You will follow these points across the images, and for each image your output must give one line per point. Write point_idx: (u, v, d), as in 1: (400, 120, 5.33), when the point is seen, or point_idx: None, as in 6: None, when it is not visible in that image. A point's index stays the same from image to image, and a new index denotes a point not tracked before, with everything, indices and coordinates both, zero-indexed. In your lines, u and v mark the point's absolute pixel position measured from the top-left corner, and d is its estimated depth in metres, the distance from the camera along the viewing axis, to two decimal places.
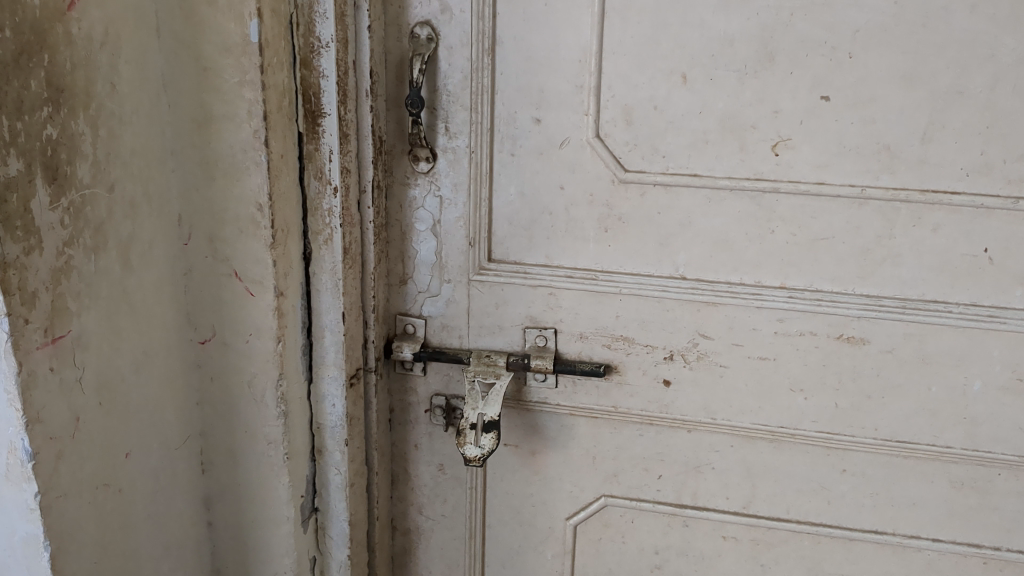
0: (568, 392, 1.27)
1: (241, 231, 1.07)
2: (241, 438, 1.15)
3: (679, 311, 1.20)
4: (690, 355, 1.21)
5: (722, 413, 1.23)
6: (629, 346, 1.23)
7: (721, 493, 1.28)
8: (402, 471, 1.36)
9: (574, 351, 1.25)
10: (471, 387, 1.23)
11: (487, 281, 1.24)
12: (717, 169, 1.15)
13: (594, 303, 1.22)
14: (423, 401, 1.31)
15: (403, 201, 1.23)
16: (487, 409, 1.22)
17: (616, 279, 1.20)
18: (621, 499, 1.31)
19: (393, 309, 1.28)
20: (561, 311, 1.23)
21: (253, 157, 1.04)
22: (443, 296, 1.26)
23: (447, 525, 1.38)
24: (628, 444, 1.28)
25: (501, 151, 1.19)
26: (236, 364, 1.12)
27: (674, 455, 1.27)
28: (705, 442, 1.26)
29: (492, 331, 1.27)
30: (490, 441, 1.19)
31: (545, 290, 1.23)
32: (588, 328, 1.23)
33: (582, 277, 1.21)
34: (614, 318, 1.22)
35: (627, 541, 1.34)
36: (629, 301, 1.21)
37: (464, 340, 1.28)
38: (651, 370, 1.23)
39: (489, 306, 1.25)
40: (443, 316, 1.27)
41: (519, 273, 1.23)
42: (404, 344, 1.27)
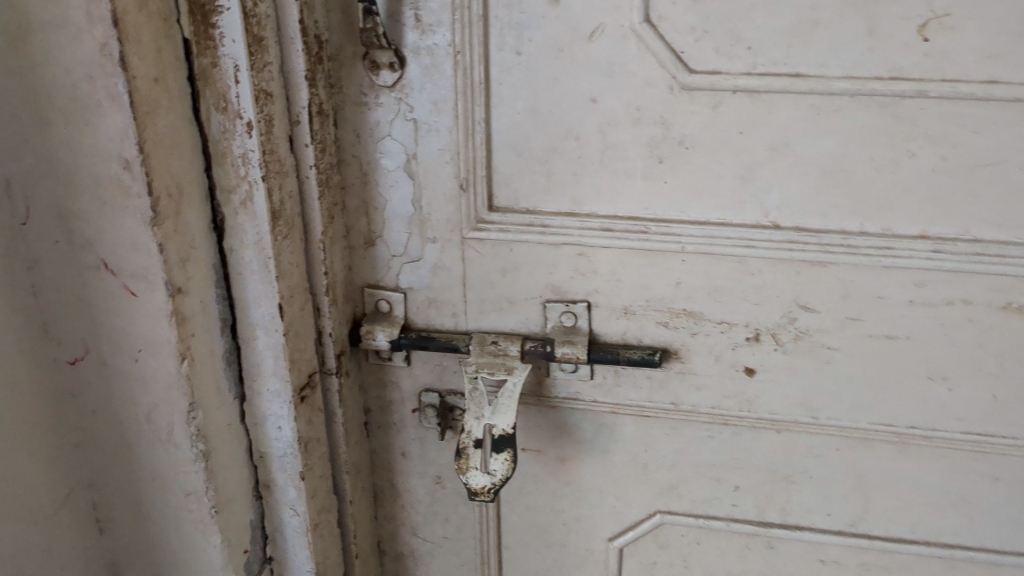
0: (609, 385, 0.91)
1: (104, 201, 0.68)
2: (148, 489, 0.81)
3: (769, 274, 0.83)
4: (784, 334, 0.85)
5: (827, 412, 0.88)
6: (694, 324, 0.86)
7: (821, 508, 0.94)
8: (388, 485, 1.02)
9: (616, 332, 0.88)
10: (472, 387, 0.88)
11: (489, 239, 0.86)
12: (831, 65, 0.75)
13: (643, 265, 0.85)
14: (410, 400, 0.96)
15: (359, 128, 0.84)
16: (496, 420, 0.87)
17: (675, 232, 0.83)
18: (682, 516, 0.98)
19: (358, 281, 0.91)
20: (595, 278, 0.86)
21: (105, 88, 0.64)
22: (426, 261, 0.89)
23: (451, 549, 1.05)
24: (692, 449, 0.94)
25: (501, 50, 0.79)
26: (125, 391, 0.76)
27: (756, 461, 0.93)
28: (800, 446, 0.91)
29: (499, 308, 0.90)
30: (504, 466, 0.86)
31: (573, 249, 0.85)
32: (635, 302, 0.86)
33: (626, 230, 0.84)
34: (673, 286, 0.85)
35: (690, 566, 1.01)
36: (696, 262, 0.84)
37: (460, 320, 0.91)
38: (726, 356, 0.87)
39: (493, 273, 0.88)
40: (429, 288, 0.90)
41: (535, 226, 0.85)
42: (377, 329, 0.91)
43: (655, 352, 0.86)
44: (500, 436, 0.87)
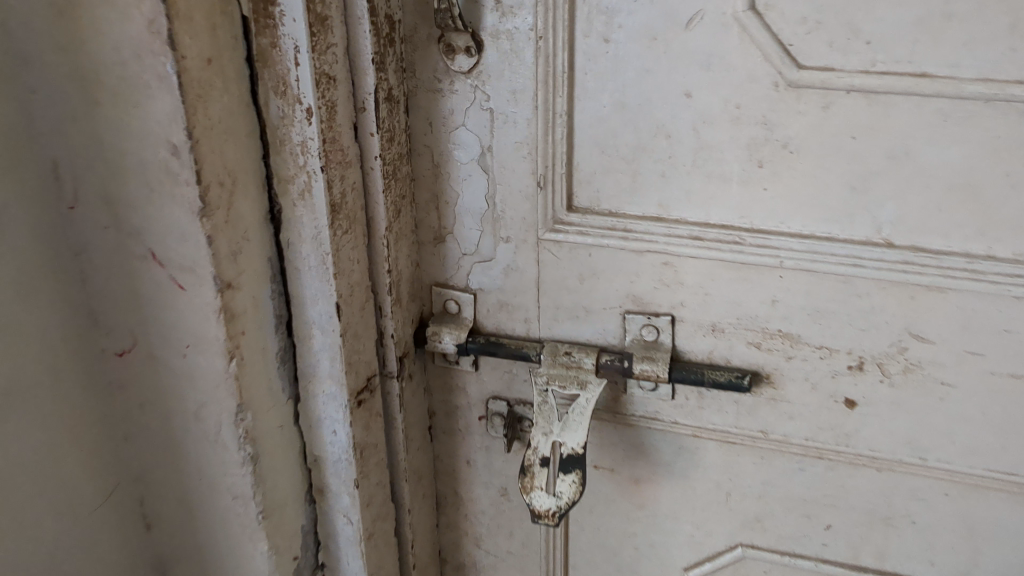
0: (692, 407, 0.83)
1: (152, 188, 0.64)
2: (195, 488, 0.77)
3: (879, 297, 0.74)
4: (892, 365, 0.76)
5: (936, 453, 0.78)
6: (790, 347, 0.78)
7: (923, 557, 0.85)
8: (451, 493, 0.97)
9: (701, 351, 0.80)
10: (542, 399, 0.82)
11: (566, 242, 0.80)
12: (964, 65, 0.65)
13: (735, 280, 0.77)
14: (477, 407, 0.90)
15: (433, 117, 0.79)
16: (565, 438, 0.81)
17: (773, 244, 0.75)
18: (765, 551, 0.90)
19: (426, 278, 0.86)
20: (681, 291, 0.79)
21: (152, 69, 0.60)
22: (499, 262, 0.82)
23: (516, 564, 0.99)
24: (780, 481, 0.86)
25: (588, 36, 0.72)
26: (173, 387, 0.73)
27: (851, 499, 0.84)
28: (903, 487, 0.82)
29: (574, 316, 0.83)
30: (571, 489, 0.80)
31: (658, 257, 0.78)
32: (725, 319, 0.78)
33: (718, 240, 0.76)
34: (768, 304, 0.77)
35: None
36: (795, 279, 0.75)
37: (532, 326, 0.85)
38: (824, 384, 0.79)
39: (569, 279, 0.81)
40: (501, 291, 0.84)
41: (618, 230, 0.78)
42: (444, 331, 0.85)
43: (744, 375, 0.79)
44: (568, 455, 0.80)
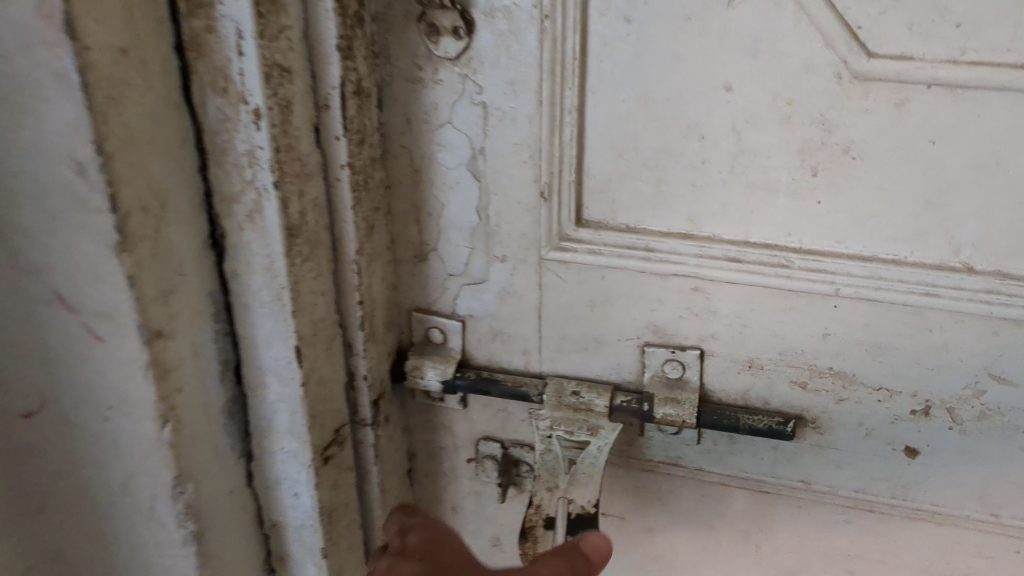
0: (719, 453, 0.71)
1: (55, 216, 0.49)
2: (129, 567, 0.63)
3: (954, 332, 0.61)
4: (964, 410, 0.64)
5: (1010, 509, 0.66)
6: (841, 387, 0.65)
7: None
8: None
9: (734, 390, 0.68)
10: (545, 449, 0.69)
11: (575, 262, 0.66)
12: None
13: (778, 309, 0.64)
14: (466, 448, 0.77)
15: (412, 112, 0.64)
16: (574, 494, 0.67)
17: (828, 268, 0.61)
18: None
19: (406, 302, 0.72)
20: (714, 321, 0.66)
21: (46, 65, 0.44)
22: (492, 285, 0.69)
23: None
24: (820, 533, 0.74)
25: (605, 16, 0.58)
26: (97, 454, 0.58)
27: (903, 555, 0.73)
28: (966, 544, 0.70)
29: (582, 348, 0.70)
30: None
31: (686, 281, 0.65)
32: (764, 353, 0.66)
33: (760, 262, 0.63)
34: (818, 338, 0.64)
35: None
36: (852, 309, 0.63)
37: (532, 358, 0.72)
38: (881, 430, 0.66)
39: (577, 306, 0.68)
40: (494, 318, 0.70)
41: (638, 250, 0.65)
42: (426, 365, 0.72)
43: (789, 420, 0.66)
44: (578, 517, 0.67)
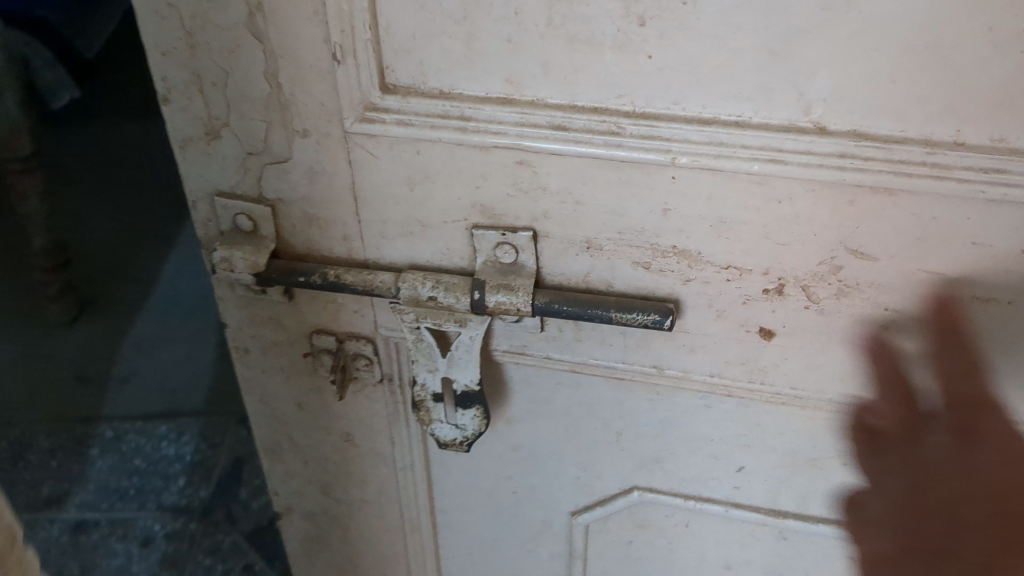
0: (567, 341, 0.64)
1: None
2: None
3: (807, 203, 0.54)
4: (823, 289, 0.57)
5: (876, 392, 0.60)
6: (688, 267, 0.58)
7: (855, 500, 0.69)
8: (285, 437, 0.78)
9: (575, 273, 0.60)
10: (417, 338, 0.64)
11: (385, 135, 0.57)
12: None
13: (613, 182, 0.56)
14: (300, 343, 0.70)
15: None
16: (455, 374, 0.65)
17: (664, 133, 0.53)
18: (667, 495, 0.73)
19: (206, 186, 0.63)
20: (544, 198, 0.57)
21: None
22: (299, 164, 0.60)
23: (373, 512, 0.81)
24: (684, 420, 0.68)
25: None
26: None
27: (770, 439, 0.67)
28: (834, 426, 0.64)
29: (407, 233, 0.62)
30: (477, 423, 0.67)
31: (509, 154, 0.56)
32: (603, 232, 0.58)
33: (587, 129, 0.54)
34: (659, 215, 0.56)
35: (676, 549, 0.77)
36: (693, 180, 0.54)
37: (354, 246, 0.63)
38: (735, 311, 0.59)
39: (395, 185, 0.59)
40: (306, 199, 0.62)
41: (450, 119, 0.56)
42: (235, 256, 0.64)
43: (664, 316, 0.58)
44: (462, 392, 0.65)
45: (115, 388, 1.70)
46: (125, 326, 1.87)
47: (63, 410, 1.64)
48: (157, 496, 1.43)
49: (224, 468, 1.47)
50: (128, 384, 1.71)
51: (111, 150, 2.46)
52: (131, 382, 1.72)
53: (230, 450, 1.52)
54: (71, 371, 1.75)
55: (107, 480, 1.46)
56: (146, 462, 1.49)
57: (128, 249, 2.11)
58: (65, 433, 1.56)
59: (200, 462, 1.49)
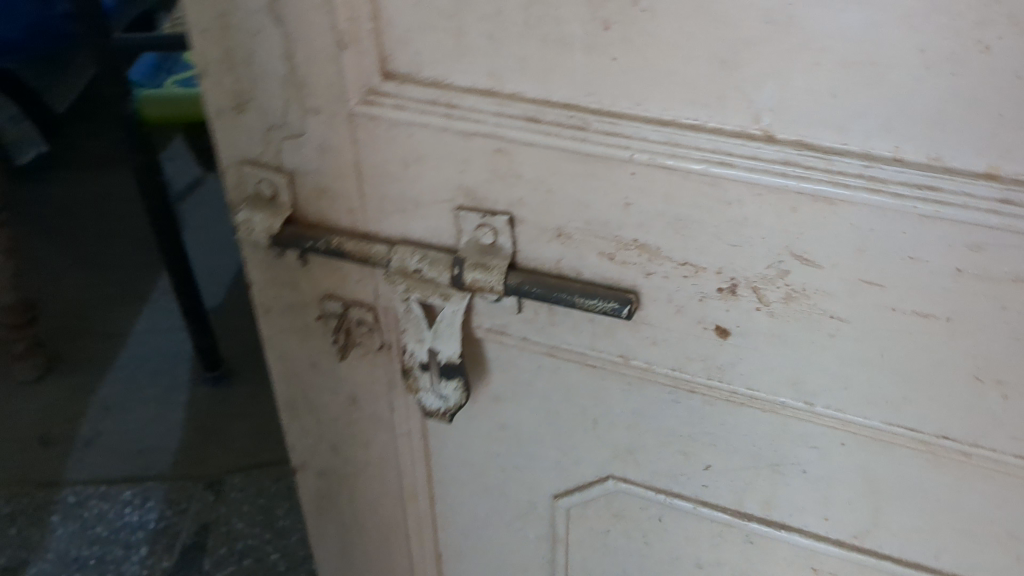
0: (543, 324, 0.69)
1: None
2: None
3: (754, 207, 0.57)
4: (771, 292, 0.59)
5: (826, 399, 0.63)
6: (648, 262, 0.62)
7: (815, 509, 0.70)
8: (299, 395, 0.84)
9: (548, 259, 0.65)
10: (407, 308, 0.70)
11: (382, 118, 0.63)
12: None
13: (580, 174, 0.60)
14: (312, 306, 0.77)
15: None
16: (440, 346, 0.70)
17: (624, 132, 0.58)
18: (640, 487, 0.76)
19: (235, 154, 0.71)
20: (520, 185, 0.62)
21: None
22: (312, 139, 0.67)
23: (375, 475, 0.87)
24: (653, 414, 0.71)
25: None
26: None
27: (733, 440, 0.70)
28: (791, 433, 0.67)
29: (403, 210, 0.67)
30: (459, 394, 0.72)
31: (490, 142, 0.61)
32: (571, 221, 0.62)
33: (557, 123, 0.59)
34: (621, 208, 0.60)
35: (650, 543, 0.80)
36: (650, 178, 0.58)
37: (357, 218, 0.70)
38: (691, 308, 0.62)
39: (392, 164, 0.65)
40: (317, 172, 0.69)
41: (439, 106, 0.62)
42: (255, 218, 0.71)
43: (623, 305, 0.62)
44: (447, 363, 0.71)
45: (78, 450, 1.78)
46: (94, 385, 1.95)
47: (25, 471, 1.71)
48: (118, 565, 1.50)
49: (186, 538, 1.55)
50: (91, 446, 1.79)
51: (83, 202, 2.55)
52: (96, 444, 1.79)
53: (193, 519, 1.59)
54: (35, 434, 1.81)
55: (66, 548, 1.54)
56: (107, 530, 1.57)
57: (99, 309, 2.17)
58: (25, 496, 1.64)
59: (164, 529, 1.57)
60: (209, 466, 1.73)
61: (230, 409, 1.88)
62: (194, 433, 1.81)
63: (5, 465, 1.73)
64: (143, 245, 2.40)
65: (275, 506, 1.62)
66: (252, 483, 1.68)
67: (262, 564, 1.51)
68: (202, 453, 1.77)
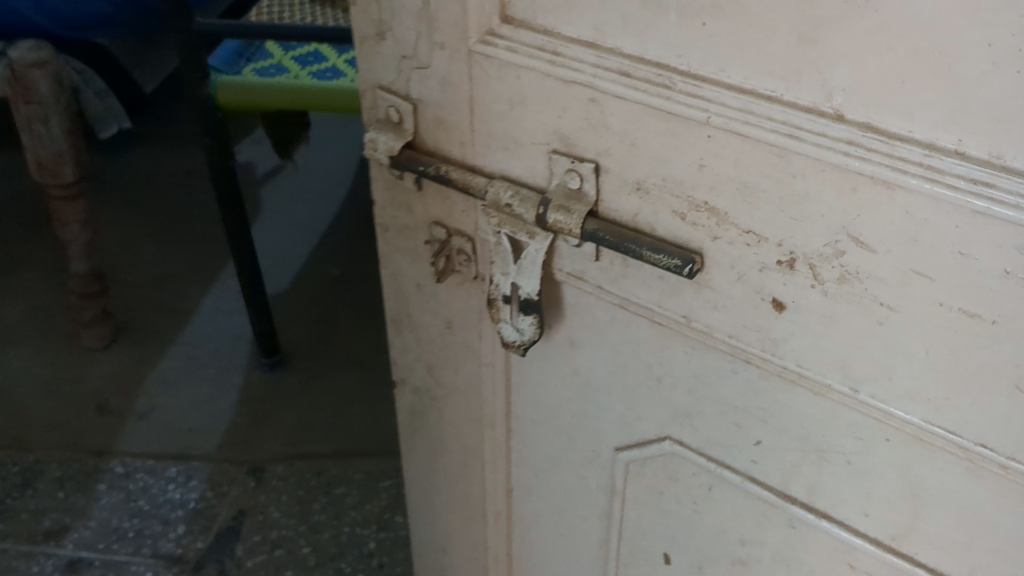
0: (617, 275, 0.73)
1: None
2: None
3: (817, 183, 0.58)
4: (825, 272, 0.61)
5: (870, 388, 0.63)
6: (716, 226, 0.64)
7: (856, 503, 0.70)
8: (405, 313, 0.92)
9: (626, 211, 0.69)
10: (497, 241, 0.75)
11: (495, 58, 0.69)
12: None
13: (662, 132, 0.63)
14: (422, 230, 0.84)
15: None
16: (522, 282, 0.76)
17: (704, 96, 0.61)
18: (693, 453, 0.79)
19: (372, 79, 0.78)
20: (607, 136, 0.66)
21: None
22: (435, 72, 0.73)
23: (462, 400, 0.94)
24: (711, 380, 0.73)
25: None
26: None
27: (783, 420, 0.71)
28: (837, 420, 0.67)
29: (505, 148, 0.73)
30: (534, 330, 0.77)
31: (585, 91, 0.66)
32: (650, 177, 0.66)
33: (645, 81, 0.63)
34: (695, 169, 0.63)
35: (698, 511, 0.82)
36: (723, 143, 0.61)
37: (467, 151, 0.76)
38: (751, 277, 0.65)
39: (500, 104, 0.71)
40: (438, 103, 0.75)
41: (545, 53, 0.66)
42: (380, 139, 0.79)
43: (685, 263, 0.66)
44: (526, 299, 0.76)
45: (133, 422, 1.93)
46: (153, 358, 2.09)
47: (80, 437, 1.88)
48: (154, 540, 1.66)
49: (222, 521, 1.70)
50: (146, 419, 1.93)
51: (161, 181, 2.75)
52: (150, 417, 1.94)
53: (233, 503, 1.74)
54: (93, 402, 1.97)
55: (107, 518, 1.71)
56: (148, 504, 1.73)
57: (175, 282, 2.33)
58: (77, 463, 1.82)
59: (201, 510, 1.72)
60: (257, 449, 1.86)
61: (281, 396, 1.99)
62: (245, 416, 1.94)
63: (65, 429, 1.90)
64: (213, 227, 2.55)
65: (313, 499, 1.74)
66: (295, 474, 1.80)
67: (294, 555, 1.64)
68: (249, 435, 1.89)
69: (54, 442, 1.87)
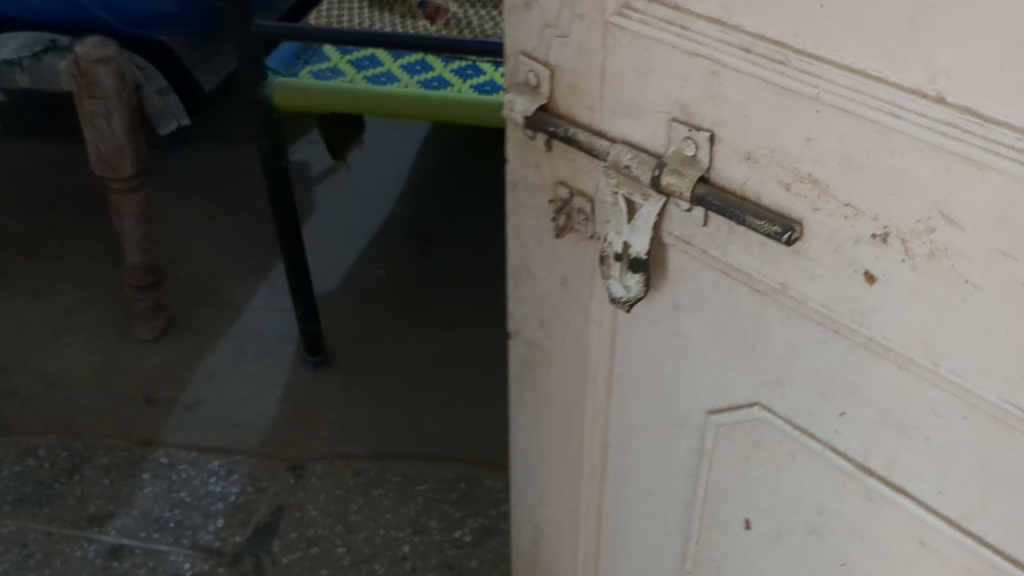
0: (722, 241, 0.78)
1: None
2: None
3: (914, 160, 0.62)
4: (915, 247, 0.65)
5: (951, 363, 0.66)
6: (817, 197, 0.69)
7: (933, 480, 0.72)
8: (526, 268, 1.00)
9: (734, 179, 0.74)
10: (614, 202, 0.82)
11: (628, 30, 0.75)
12: None
13: (774, 106, 0.68)
14: (547, 189, 0.91)
15: None
16: (633, 241, 0.82)
17: (815, 73, 0.65)
18: (779, 420, 0.83)
19: (516, 46, 0.86)
20: (724, 107, 0.72)
21: None
22: (574, 41, 0.80)
23: (570, 355, 1.01)
24: (802, 349, 0.77)
25: None
26: None
27: (866, 393, 0.74)
28: (918, 395, 0.70)
29: (629, 114, 0.79)
30: (641, 286, 0.84)
31: (707, 64, 0.71)
32: (760, 147, 0.71)
33: (763, 58, 0.68)
34: (802, 142, 0.68)
35: (781, 478, 0.86)
36: (829, 119, 0.66)
37: (595, 116, 0.82)
38: (846, 249, 0.69)
39: (628, 73, 0.77)
40: (573, 70, 0.82)
41: (673, 27, 0.72)
42: (518, 100, 0.87)
43: (784, 231, 0.70)
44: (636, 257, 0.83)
45: (180, 413, 2.06)
46: (202, 352, 2.23)
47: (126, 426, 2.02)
48: (195, 532, 1.79)
49: (260, 517, 1.81)
50: (193, 411, 2.06)
51: (235, 185, 2.89)
52: (196, 409, 2.07)
53: (271, 498, 1.85)
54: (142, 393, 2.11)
55: (148, 508, 1.84)
56: (188, 496, 1.86)
57: (224, 279, 2.47)
58: (123, 452, 1.96)
59: (240, 504, 1.84)
60: (296, 448, 1.96)
61: (325, 393, 2.10)
62: (286, 415, 2.05)
63: (114, 418, 2.04)
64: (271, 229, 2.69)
65: (350, 500, 1.85)
66: (333, 472, 1.91)
67: (329, 554, 1.74)
68: (290, 435, 1.99)
69: (100, 430, 2.01)
